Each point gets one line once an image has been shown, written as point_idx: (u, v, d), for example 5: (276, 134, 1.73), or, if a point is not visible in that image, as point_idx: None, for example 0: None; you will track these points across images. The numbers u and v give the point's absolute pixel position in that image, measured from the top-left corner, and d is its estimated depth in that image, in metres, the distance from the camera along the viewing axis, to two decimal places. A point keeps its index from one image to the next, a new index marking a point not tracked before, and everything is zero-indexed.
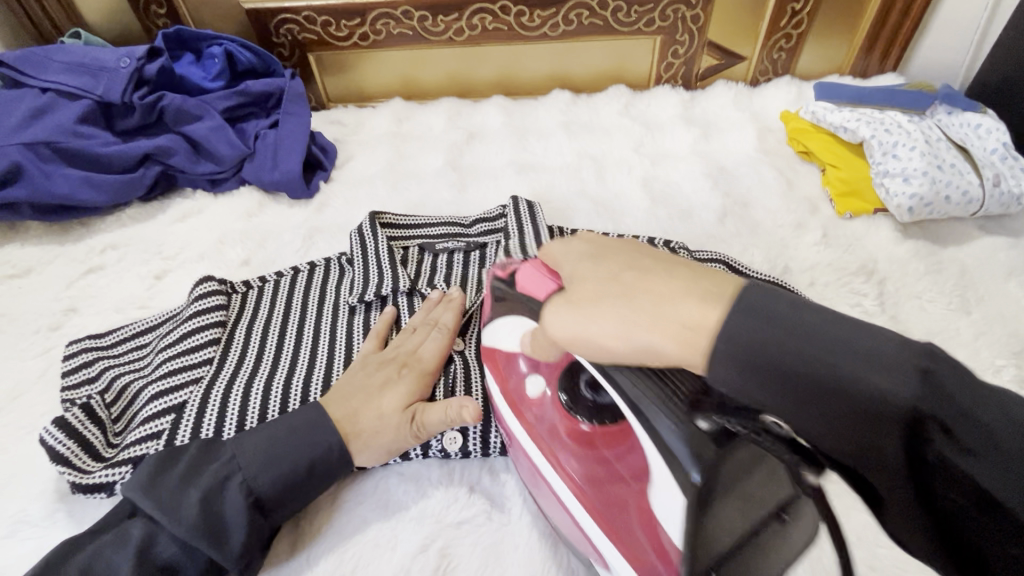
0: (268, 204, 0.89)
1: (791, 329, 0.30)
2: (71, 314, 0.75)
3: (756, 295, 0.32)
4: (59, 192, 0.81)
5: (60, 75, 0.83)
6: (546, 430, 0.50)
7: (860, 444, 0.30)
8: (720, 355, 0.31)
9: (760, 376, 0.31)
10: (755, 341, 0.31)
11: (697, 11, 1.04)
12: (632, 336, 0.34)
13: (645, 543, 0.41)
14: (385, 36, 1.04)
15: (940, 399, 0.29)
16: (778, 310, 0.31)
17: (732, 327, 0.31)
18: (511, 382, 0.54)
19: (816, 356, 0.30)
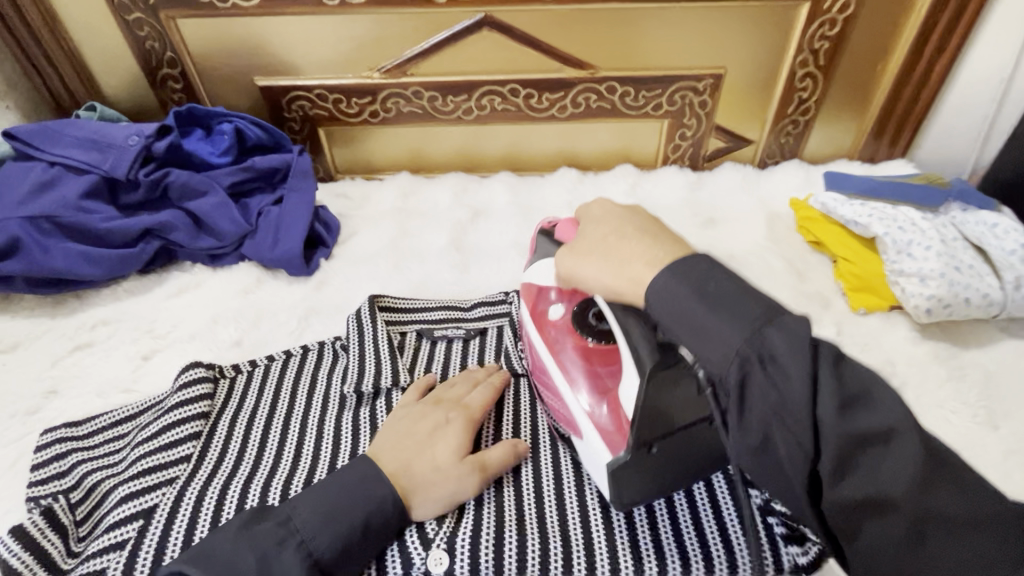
0: (266, 280, 0.87)
1: (730, 307, 0.39)
2: (52, 397, 0.72)
3: (694, 263, 0.42)
4: (56, 267, 0.80)
5: (69, 150, 0.84)
6: (559, 347, 0.60)
7: (790, 424, 0.37)
8: (656, 304, 0.43)
9: (679, 320, 0.41)
10: (695, 298, 0.41)
11: (704, 97, 1.04)
12: (601, 278, 0.48)
13: (609, 422, 0.52)
14: (394, 113, 1.06)
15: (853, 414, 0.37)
16: (713, 290, 0.41)
17: (668, 288, 0.42)
18: (540, 309, 0.65)
19: (744, 337, 0.38)
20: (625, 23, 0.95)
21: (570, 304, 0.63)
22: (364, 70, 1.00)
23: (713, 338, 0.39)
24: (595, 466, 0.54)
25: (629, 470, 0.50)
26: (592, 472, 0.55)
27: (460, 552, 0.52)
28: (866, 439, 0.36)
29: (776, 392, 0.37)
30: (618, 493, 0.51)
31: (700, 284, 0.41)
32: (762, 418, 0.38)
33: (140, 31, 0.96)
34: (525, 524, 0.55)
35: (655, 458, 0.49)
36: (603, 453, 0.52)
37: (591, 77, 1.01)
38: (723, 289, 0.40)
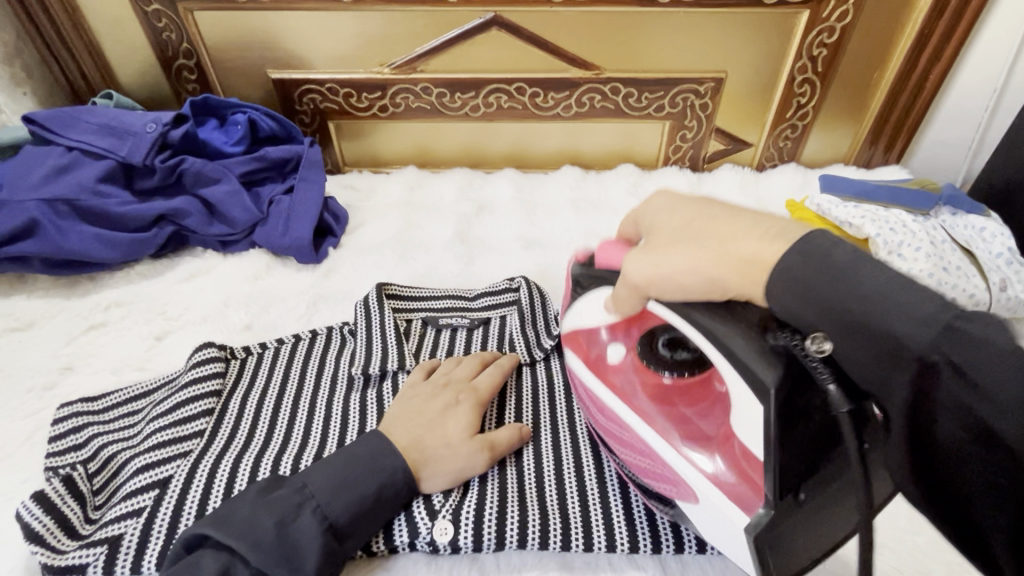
0: (275, 267, 0.90)
1: (859, 282, 0.37)
2: (66, 373, 0.74)
3: (822, 245, 0.39)
4: (72, 248, 0.83)
5: (87, 136, 0.86)
6: (627, 388, 0.56)
7: (887, 345, 0.35)
8: (780, 283, 0.40)
9: (802, 292, 0.39)
10: (829, 279, 0.38)
11: (705, 99, 1.07)
12: (697, 269, 0.43)
13: (731, 475, 0.46)
14: (403, 109, 1.08)
15: (987, 364, 0.32)
16: (841, 271, 0.38)
17: (795, 266, 0.39)
18: (595, 356, 0.60)
19: (923, 316, 0.34)
20: (631, 26, 0.98)
21: (627, 340, 0.59)
22: (375, 66, 1.03)
23: (855, 350, 0.37)
24: (725, 534, 0.47)
25: (779, 530, 0.43)
26: (717, 537, 0.48)
27: (465, 524, 0.55)
28: (986, 402, 0.32)
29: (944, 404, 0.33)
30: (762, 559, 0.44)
31: (794, 284, 0.39)
32: (878, 354, 0.36)
33: (158, 22, 0.98)
34: (527, 500, 0.57)
35: (802, 507, 0.42)
36: (735, 517, 0.45)
37: (596, 77, 1.04)
38: (847, 263, 0.38)
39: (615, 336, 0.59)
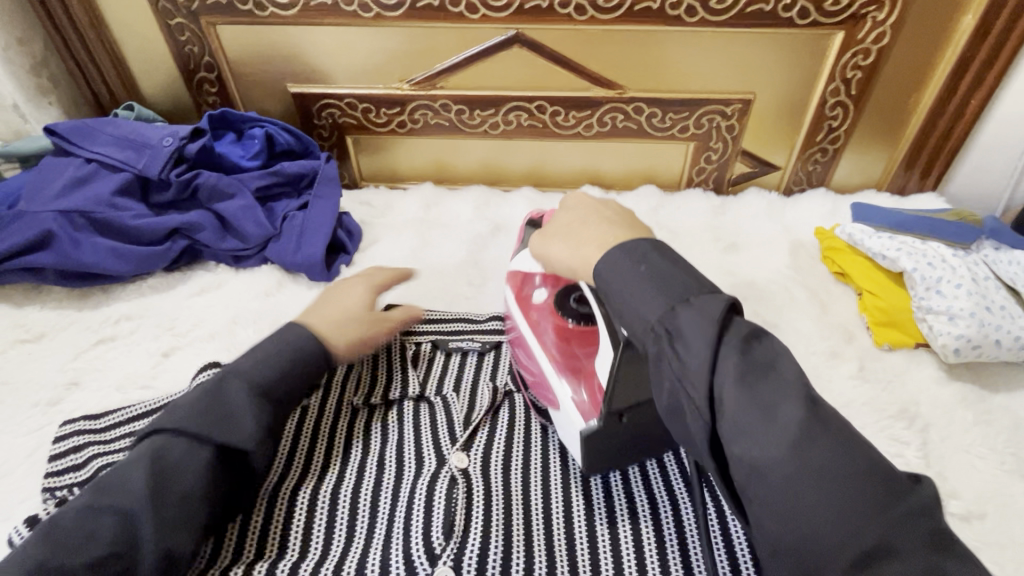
0: (287, 284, 0.88)
1: (663, 285, 0.46)
2: (73, 389, 0.74)
3: (635, 243, 0.50)
4: (85, 261, 0.82)
5: (105, 148, 0.87)
6: (541, 328, 0.67)
7: (725, 416, 0.40)
8: (603, 271, 0.50)
9: (625, 287, 0.48)
10: (646, 274, 0.47)
11: (732, 121, 1.04)
12: (569, 259, 0.56)
13: (584, 395, 0.60)
14: (422, 125, 1.07)
15: (796, 427, 0.38)
16: (654, 270, 0.47)
17: (615, 260, 0.50)
18: (525, 294, 0.72)
19: (661, 320, 0.44)
20: (656, 46, 0.95)
21: (553, 288, 0.71)
22: (395, 82, 1.02)
23: (685, 360, 0.42)
24: (569, 435, 0.61)
25: (600, 439, 0.57)
26: (568, 441, 0.62)
27: (467, 570, 0.51)
28: (805, 447, 0.38)
29: (735, 423, 0.39)
30: (589, 459, 0.58)
31: (638, 261, 0.49)
32: (701, 399, 0.41)
33: (181, 36, 0.98)
34: (535, 546, 0.54)
35: (624, 425, 0.57)
36: (577, 420, 0.59)
37: (620, 97, 1.01)
38: (664, 273, 0.47)
39: (544, 284, 0.71)
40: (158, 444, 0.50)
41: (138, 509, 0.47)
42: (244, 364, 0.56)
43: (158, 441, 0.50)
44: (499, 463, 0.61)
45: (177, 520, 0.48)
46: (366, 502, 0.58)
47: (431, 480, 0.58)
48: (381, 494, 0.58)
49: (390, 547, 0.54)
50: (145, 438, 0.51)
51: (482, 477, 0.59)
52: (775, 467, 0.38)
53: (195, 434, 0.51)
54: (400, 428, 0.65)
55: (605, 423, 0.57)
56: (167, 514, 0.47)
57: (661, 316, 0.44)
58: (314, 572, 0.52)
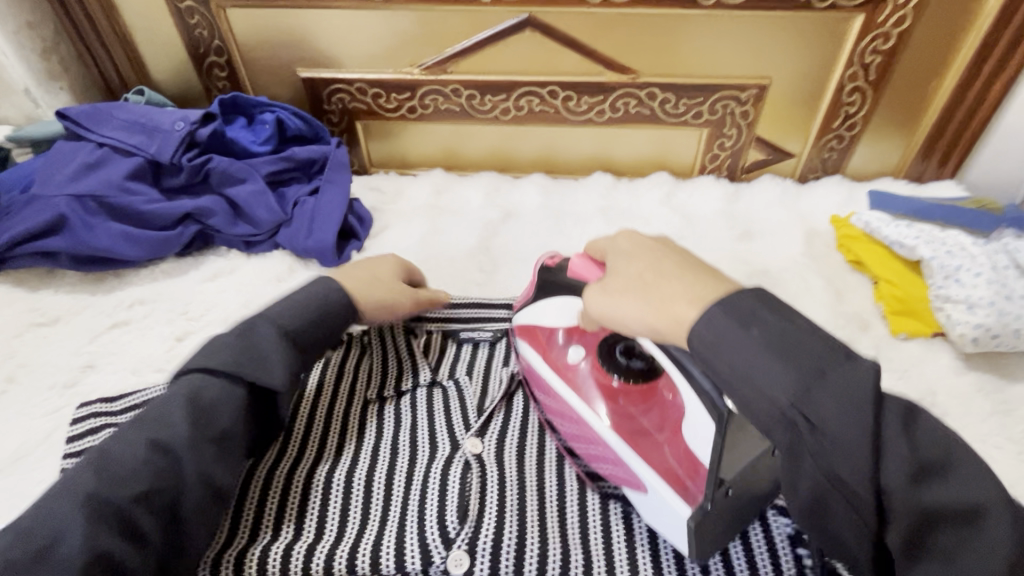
0: (298, 270, 0.88)
1: (790, 356, 0.40)
2: (89, 371, 0.74)
3: (737, 299, 0.43)
4: (100, 246, 0.83)
5: (118, 132, 0.87)
6: (589, 392, 0.60)
7: (849, 494, 0.37)
8: (698, 336, 0.43)
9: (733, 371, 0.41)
10: (771, 343, 0.40)
11: (746, 107, 1.02)
12: (635, 317, 0.48)
13: (673, 466, 0.53)
14: (432, 110, 1.06)
15: (926, 483, 0.37)
16: (772, 333, 0.41)
17: (717, 322, 0.42)
18: (554, 356, 0.64)
19: (790, 397, 0.39)
20: (670, 29, 0.94)
21: (586, 345, 0.63)
22: (405, 66, 1.01)
23: (767, 387, 0.40)
24: (664, 523, 0.52)
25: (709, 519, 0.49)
26: (663, 529, 0.52)
27: (481, 555, 0.52)
28: (940, 515, 0.36)
29: (820, 447, 0.38)
30: (699, 545, 0.50)
31: (749, 323, 0.41)
32: (822, 477, 0.38)
33: (191, 19, 0.98)
34: (548, 530, 0.55)
35: (730, 498, 0.50)
36: (676, 504, 0.51)
37: (632, 82, 0.99)
38: (791, 336, 0.41)
39: (576, 339, 0.64)
40: (190, 382, 0.52)
41: (176, 443, 0.49)
42: (285, 319, 0.57)
43: (194, 380, 0.52)
44: (514, 450, 0.61)
45: (216, 454, 0.50)
46: (380, 488, 0.58)
47: (446, 464, 0.58)
48: (395, 477, 0.58)
49: (404, 532, 0.54)
50: (185, 376, 0.54)
51: (496, 463, 0.59)
52: (903, 534, 0.36)
53: (226, 374, 0.53)
54: (413, 412, 0.65)
55: (714, 500, 0.49)
56: (214, 448, 0.50)
57: (748, 338, 0.41)
58: (330, 552, 0.53)
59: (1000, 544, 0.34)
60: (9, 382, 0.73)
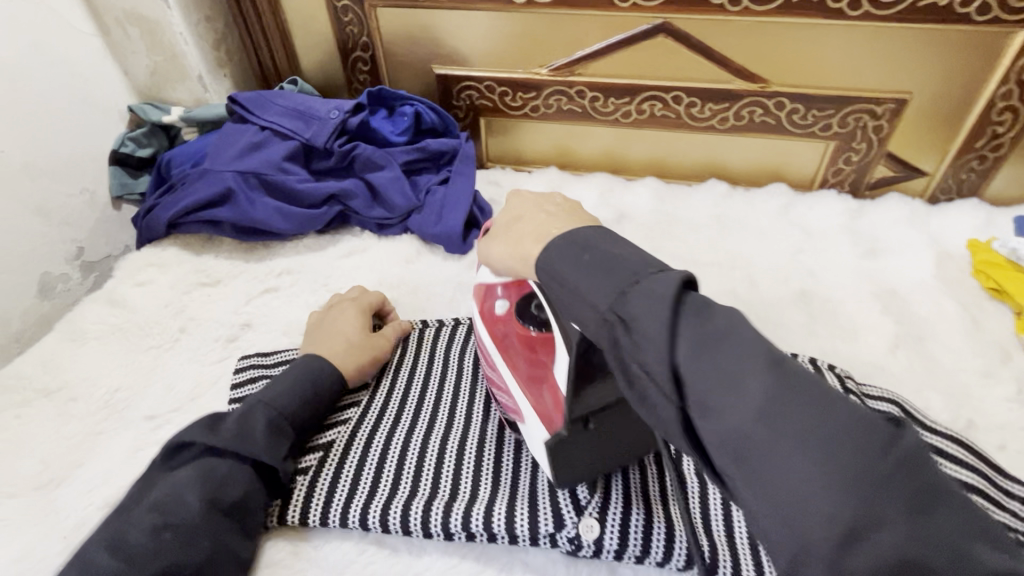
0: (425, 254, 0.95)
1: (604, 272, 0.42)
2: (247, 329, 0.83)
3: (583, 234, 0.46)
4: (257, 218, 0.92)
5: (279, 117, 0.96)
6: (507, 341, 0.61)
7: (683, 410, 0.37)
8: (541, 269, 0.47)
9: (574, 295, 0.43)
10: (589, 273, 0.42)
11: (881, 121, 0.99)
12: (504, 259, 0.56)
13: (549, 403, 0.54)
14: (553, 110, 1.10)
15: (704, 351, 0.36)
16: (610, 259, 0.42)
17: (557, 251, 0.46)
18: (486, 307, 0.64)
19: (605, 331, 0.41)
20: (810, 39, 0.92)
21: (513, 299, 0.62)
22: (534, 67, 1.05)
23: (592, 296, 0.42)
24: (537, 448, 0.56)
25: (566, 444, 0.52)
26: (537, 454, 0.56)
27: (610, 524, 0.55)
28: (719, 374, 0.35)
29: (631, 347, 0.39)
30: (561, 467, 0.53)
31: (581, 249, 0.44)
32: (717, 443, 0.35)
33: (345, 16, 1.06)
34: (673, 511, 0.56)
35: (591, 432, 0.51)
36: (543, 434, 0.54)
37: (762, 91, 0.99)
38: (642, 293, 0.39)
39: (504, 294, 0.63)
40: (204, 461, 0.56)
41: (167, 511, 0.52)
42: (268, 395, 0.62)
43: (203, 463, 0.55)
44: None
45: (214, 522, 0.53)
46: (508, 461, 0.62)
47: None
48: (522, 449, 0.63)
49: (536, 502, 0.57)
50: (195, 459, 0.56)
51: None
52: (694, 402, 0.35)
53: (238, 455, 0.57)
54: None
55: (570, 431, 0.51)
56: (228, 521, 0.54)
57: (580, 260, 0.44)
58: (465, 512, 0.57)
59: (738, 383, 0.34)
60: (182, 332, 0.83)
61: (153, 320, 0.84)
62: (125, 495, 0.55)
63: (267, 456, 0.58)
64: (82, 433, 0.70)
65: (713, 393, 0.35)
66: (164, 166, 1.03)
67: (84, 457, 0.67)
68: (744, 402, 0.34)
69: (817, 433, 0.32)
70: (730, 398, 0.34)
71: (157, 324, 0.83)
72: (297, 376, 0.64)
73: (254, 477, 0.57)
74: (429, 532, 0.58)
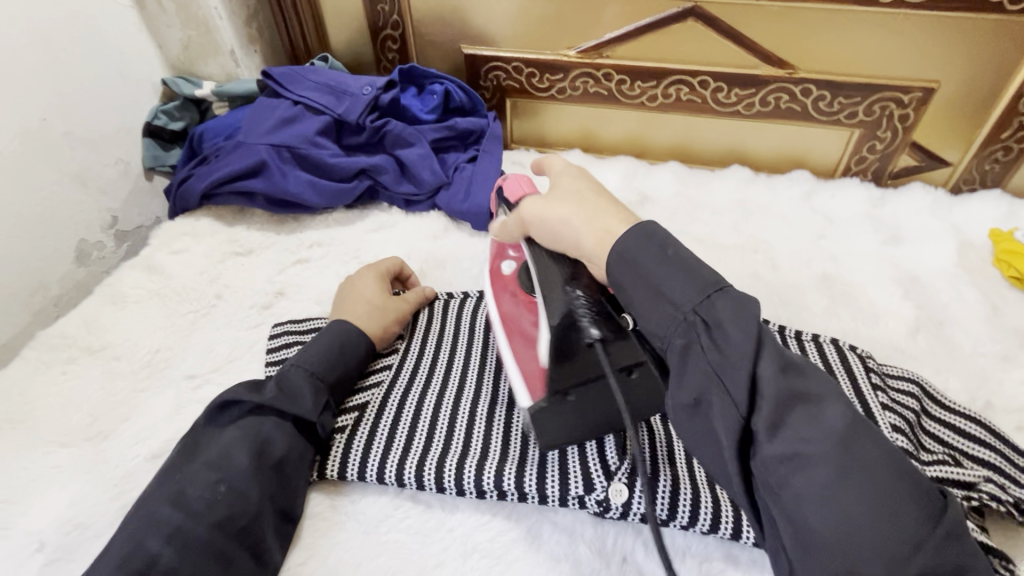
0: (452, 230, 0.96)
1: (684, 276, 0.49)
2: (280, 297, 0.86)
3: (651, 230, 0.52)
4: (290, 190, 0.94)
5: (312, 92, 0.98)
6: (507, 299, 0.69)
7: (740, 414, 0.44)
8: (613, 257, 0.53)
9: (645, 288, 0.50)
10: (670, 273, 0.49)
11: (907, 110, 1.00)
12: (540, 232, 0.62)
13: (533, 370, 0.59)
14: (580, 92, 1.11)
15: (787, 376, 0.45)
16: (692, 268, 0.49)
17: (630, 243, 0.52)
18: (497, 267, 0.73)
19: (680, 331, 0.48)
20: (839, 26, 0.93)
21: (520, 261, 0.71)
22: (563, 48, 1.06)
23: (672, 295, 0.48)
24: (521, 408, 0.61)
25: (546, 415, 0.55)
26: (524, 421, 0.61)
27: (638, 489, 0.57)
28: (796, 398, 0.44)
29: (713, 347, 0.46)
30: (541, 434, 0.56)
31: (662, 248, 0.51)
32: (768, 433, 0.43)
33: None
34: (698, 478, 0.58)
35: (570, 404, 0.54)
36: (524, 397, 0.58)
37: (789, 77, 1.00)
38: (740, 317, 0.46)
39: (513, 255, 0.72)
40: (252, 421, 0.59)
41: (218, 466, 0.55)
42: (305, 360, 0.65)
43: (250, 423, 0.58)
44: None
45: (266, 478, 0.56)
46: None
47: None
48: None
49: (566, 468, 0.59)
50: (241, 418, 0.59)
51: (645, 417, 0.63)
52: (766, 415, 0.44)
53: (281, 413, 0.60)
54: None
55: (549, 401, 0.54)
56: (275, 475, 0.57)
57: (664, 256, 0.50)
58: (497, 473, 0.59)
59: (817, 418, 0.43)
60: (218, 298, 0.85)
61: (189, 286, 0.87)
62: (176, 452, 0.57)
63: (309, 416, 0.61)
64: (126, 390, 0.73)
65: (801, 417, 0.43)
66: (196, 139, 1.05)
67: (129, 412, 0.70)
68: (815, 421, 0.43)
69: (877, 465, 0.41)
70: (808, 419, 0.43)
71: (193, 291, 0.86)
72: (330, 340, 0.68)
73: (298, 436, 0.60)
74: (462, 490, 0.60)
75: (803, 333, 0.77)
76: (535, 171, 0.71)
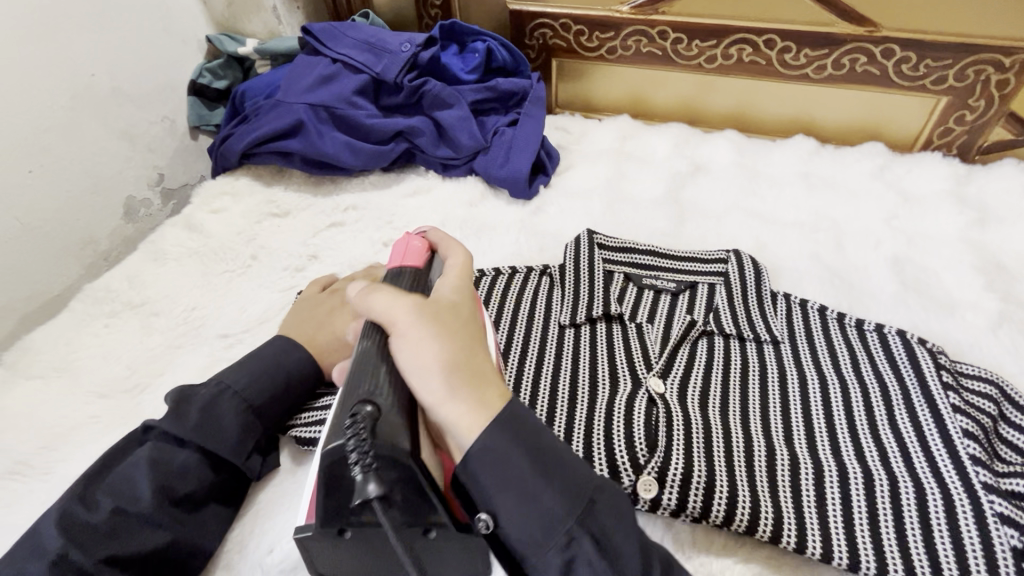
0: (488, 197, 0.92)
1: (554, 475, 0.42)
2: (313, 260, 0.85)
3: (518, 412, 0.43)
4: (326, 151, 0.92)
5: (349, 50, 0.95)
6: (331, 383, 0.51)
7: None
8: (478, 445, 0.41)
9: (512, 489, 0.41)
10: (542, 468, 0.42)
11: (1007, 75, 0.88)
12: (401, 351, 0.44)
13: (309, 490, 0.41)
14: (632, 52, 1.03)
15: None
16: (563, 467, 0.43)
17: (498, 436, 0.41)
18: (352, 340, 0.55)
19: (562, 540, 0.41)
20: None
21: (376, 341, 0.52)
22: (614, 3, 0.99)
23: (544, 503, 0.41)
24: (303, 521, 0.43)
25: (309, 548, 0.38)
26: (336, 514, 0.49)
27: (670, 485, 0.54)
28: None
29: (595, 561, 0.40)
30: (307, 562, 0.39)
31: (533, 443, 0.42)
32: None
33: None
34: (736, 475, 0.55)
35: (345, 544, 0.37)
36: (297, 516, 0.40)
37: (869, 36, 0.90)
38: (610, 522, 0.42)
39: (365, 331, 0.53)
40: (156, 450, 0.52)
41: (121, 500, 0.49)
42: (234, 383, 0.57)
43: (162, 450, 0.52)
44: (697, 396, 0.62)
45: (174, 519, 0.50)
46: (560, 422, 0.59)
47: (631, 399, 0.60)
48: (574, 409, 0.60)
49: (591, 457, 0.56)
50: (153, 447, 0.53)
51: (680, 406, 0.60)
52: None
53: (199, 445, 0.53)
54: (602, 342, 0.67)
55: (319, 537, 0.37)
56: (185, 514, 0.51)
57: (528, 453, 0.42)
58: None
59: None
60: (253, 259, 0.85)
61: (226, 245, 0.87)
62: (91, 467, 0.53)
63: (230, 454, 0.54)
64: (164, 345, 0.74)
65: None
66: (239, 98, 1.05)
67: (166, 367, 0.72)
68: None
69: None
70: None
71: (230, 250, 0.86)
72: (268, 360, 0.60)
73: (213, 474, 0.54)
74: None
75: (864, 321, 0.70)
76: (431, 235, 0.58)
